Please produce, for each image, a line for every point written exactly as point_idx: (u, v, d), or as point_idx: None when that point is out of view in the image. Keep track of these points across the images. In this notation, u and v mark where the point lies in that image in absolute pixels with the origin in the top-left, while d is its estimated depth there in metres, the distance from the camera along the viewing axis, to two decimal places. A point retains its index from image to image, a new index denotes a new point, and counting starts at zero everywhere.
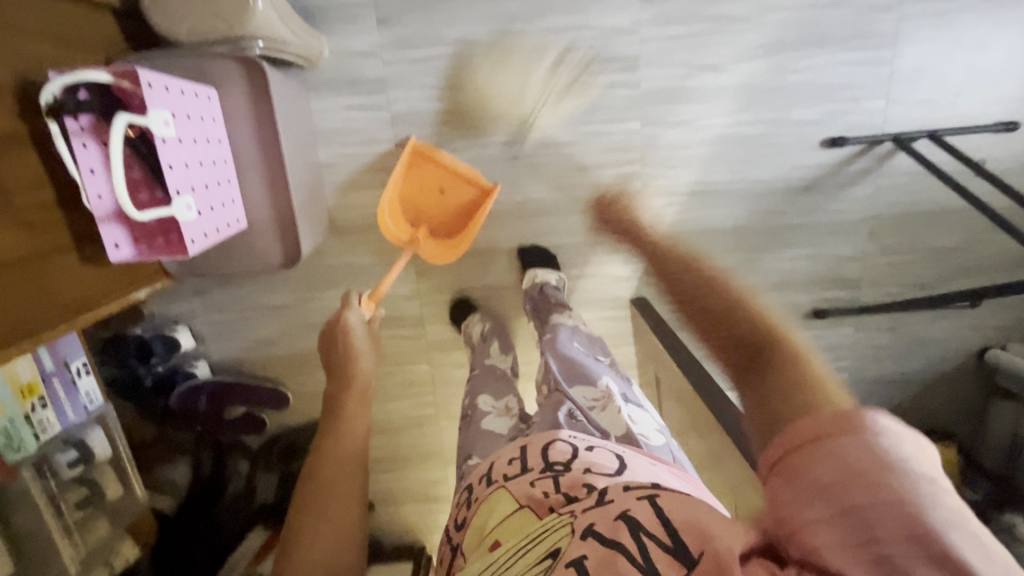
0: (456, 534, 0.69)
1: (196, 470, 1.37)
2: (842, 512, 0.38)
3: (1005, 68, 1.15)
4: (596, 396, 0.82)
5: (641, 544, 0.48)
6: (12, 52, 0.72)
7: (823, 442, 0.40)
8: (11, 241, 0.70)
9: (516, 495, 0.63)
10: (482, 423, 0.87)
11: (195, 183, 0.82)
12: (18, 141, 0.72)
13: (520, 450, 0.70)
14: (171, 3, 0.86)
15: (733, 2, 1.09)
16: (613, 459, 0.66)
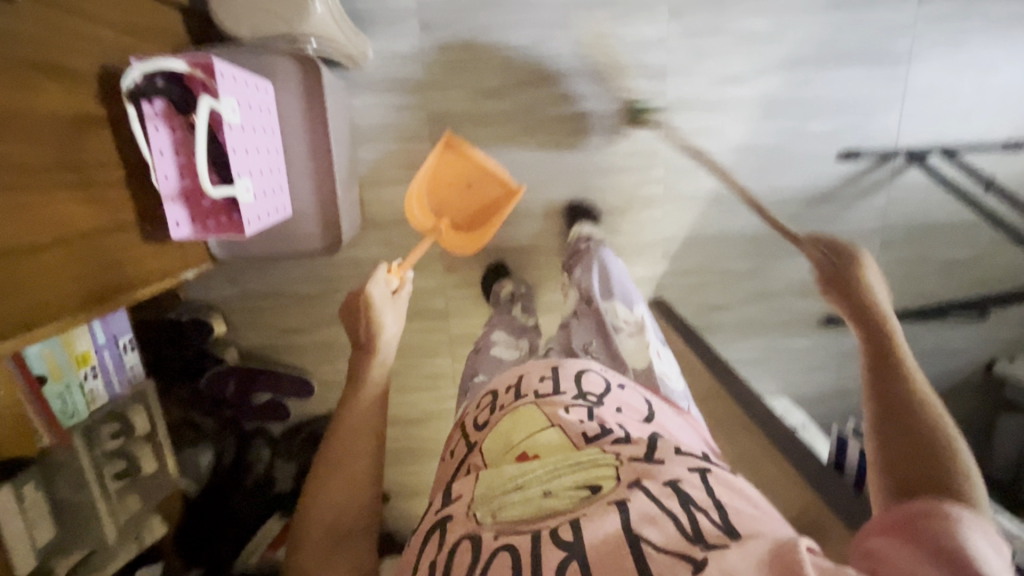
0: (474, 431, 0.70)
1: (220, 454, 1.38)
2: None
3: (1014, 89, 1.20)
4: (628, 320, 0.91)
5: (691, 516, 0.51)
6: (96, 41, 0.78)
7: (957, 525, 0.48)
8: (86, 214, 0.75)
9: (549, 414, 0.64)
10: (492, 351, 0.97)
11: (252, 168, 0.88)
12: (97, 123, 0.77)
13: (553, 369, 0.72)
14: (237, 4, 0.94)
15: (757, 19, 1.15)
16: (642, 403, 0.72)
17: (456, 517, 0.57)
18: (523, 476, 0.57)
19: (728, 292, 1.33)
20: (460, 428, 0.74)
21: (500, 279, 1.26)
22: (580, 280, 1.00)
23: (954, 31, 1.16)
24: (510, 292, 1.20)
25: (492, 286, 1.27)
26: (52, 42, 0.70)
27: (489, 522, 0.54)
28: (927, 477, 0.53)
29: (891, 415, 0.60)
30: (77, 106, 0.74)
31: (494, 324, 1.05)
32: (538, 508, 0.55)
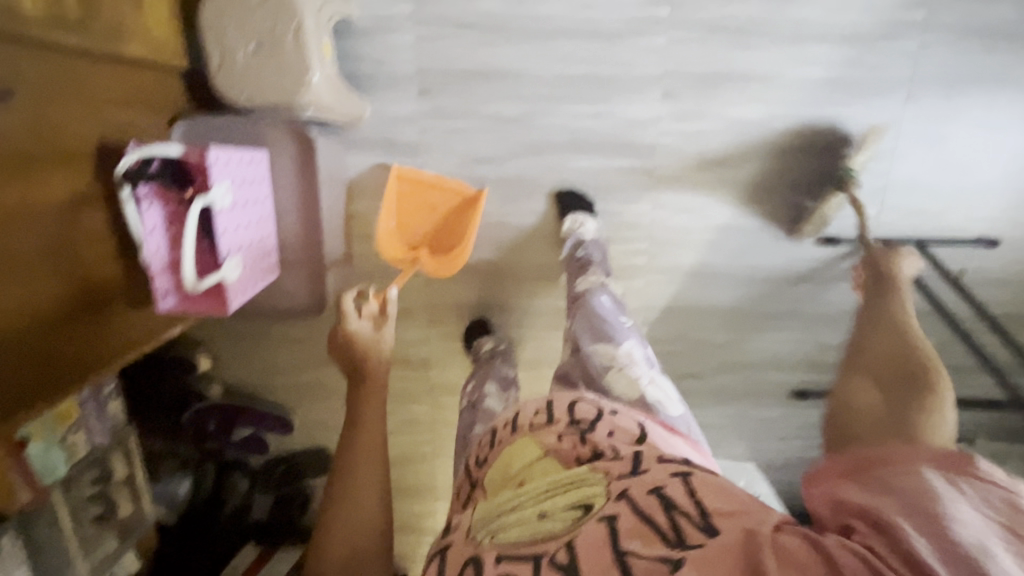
0: (477, 470, 0.76)
1: (198, 483, 1.43)
2: (910, 500, 0.49)
3: (992, 190, 1.23)
4: (618, 356, 0.95)
5: (673, 522, 0.54)
6: (95, 121, 0.80)
7: (917, 460, 0.53)
8: (69, 289, 0.78)
9: (543, 444, 0.69)
10: (481, 404, 1.03)
11: (240, 244, 0.91)
12: (89, 202, 0.80)
13: (546, 403, 0.76)
14: (235, 74, 0.95)
15: (747, 107, 1.18)
16: (634, 423, 0.72)
17: (456, 544, 0.62)
18: (516, 500, 0.61)
19: (703, 361, 1.36)
20: (466, 472, 0.79)
21: (479, 336, 1.27)
22: (570, 325, 1.04)
23: (938, 130, 1.20)
24: (490, 349, 1.21)
25: (473, 341, 1.28)
26: (51, 132, 0.73)
27: (487, 543, 0.59)
28: (915, 430, 0.59)
29: (889, 364, 0.81)
30: (70, 189, 0.77)
31: (483, 376, 1.12)
32: (533, 529, 0.58)
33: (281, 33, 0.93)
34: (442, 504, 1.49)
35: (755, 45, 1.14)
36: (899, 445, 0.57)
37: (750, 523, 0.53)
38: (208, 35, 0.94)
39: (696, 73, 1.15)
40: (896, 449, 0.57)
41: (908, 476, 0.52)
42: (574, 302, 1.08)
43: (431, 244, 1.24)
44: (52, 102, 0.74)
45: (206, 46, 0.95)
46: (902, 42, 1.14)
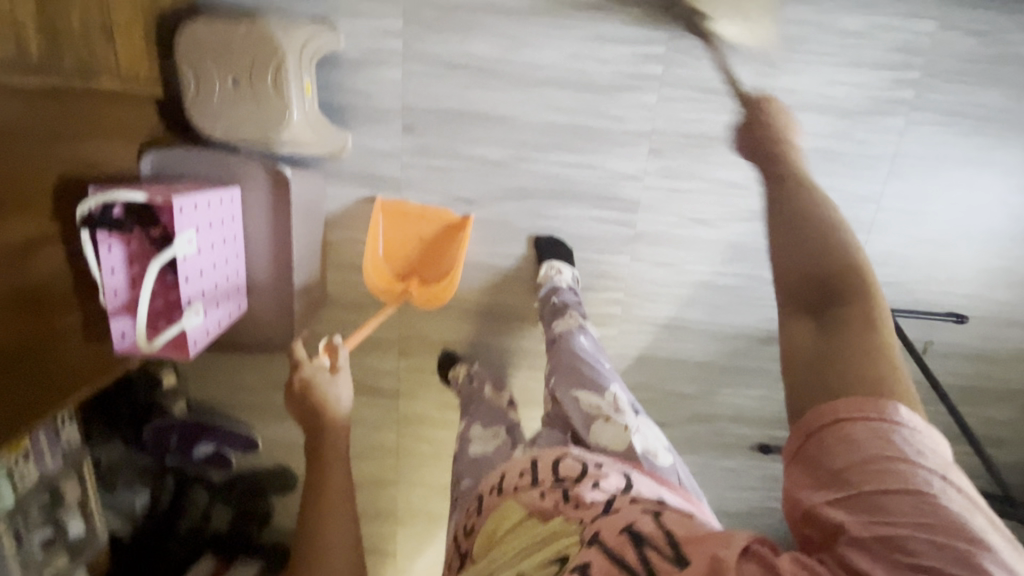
0: (465, 540, 0.69)
1: (156, 496, 1.41)
2: (846, 490, 0.45)
3: (965, 267, 1.25)
4: (602, 404, 0.88)
5: (643, 557, 0.48)
6: (54, 159, 0.78)
7: (846, 428, 0.46)
8: (23, 332, 0.76)
9: (527, 503, 0.62)
10: (470, 451, 0.94)
11: (204, 288, 0.89)
12: (46, 240, 0.79)
13: (530, 462, 0.70)
14: (212, 106, 0.93)
15: (733, 169, 1.18)
16: (620, 476, 0.65)
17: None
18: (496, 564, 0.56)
19: (670, 410, 1.38)
20: (457, 540, 0.72)
21: (454, 365, 1.25)
22: (550, 373, 0.98)
23: (916, 206, 1.21)
24: (467, 375, 1.18)
25: (449, 372, 1.26)
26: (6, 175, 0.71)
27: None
28: (835, 374, 0.49)
29: (802, 278, 0.56)
30: (24, 229, 0.75)
31: (471, 417, 1.03)
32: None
33: (261, 73, 0.91)
34: (403, 529, 1.50)
35: (745, 109, 1.13)
36: (821, 405, 0.48)
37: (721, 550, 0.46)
38: (185, 64, 0.91)
39: (684, 132, 1.15)
40: (818, 411, 0.48)
41: (837, 448, 0.46)
42: (552, 344, 1.05)
43: (419, 273, 1.25)
44: (9, 142, 0.72)
45: (182, 75, 0.92)
46: (890, 118, 1.14)
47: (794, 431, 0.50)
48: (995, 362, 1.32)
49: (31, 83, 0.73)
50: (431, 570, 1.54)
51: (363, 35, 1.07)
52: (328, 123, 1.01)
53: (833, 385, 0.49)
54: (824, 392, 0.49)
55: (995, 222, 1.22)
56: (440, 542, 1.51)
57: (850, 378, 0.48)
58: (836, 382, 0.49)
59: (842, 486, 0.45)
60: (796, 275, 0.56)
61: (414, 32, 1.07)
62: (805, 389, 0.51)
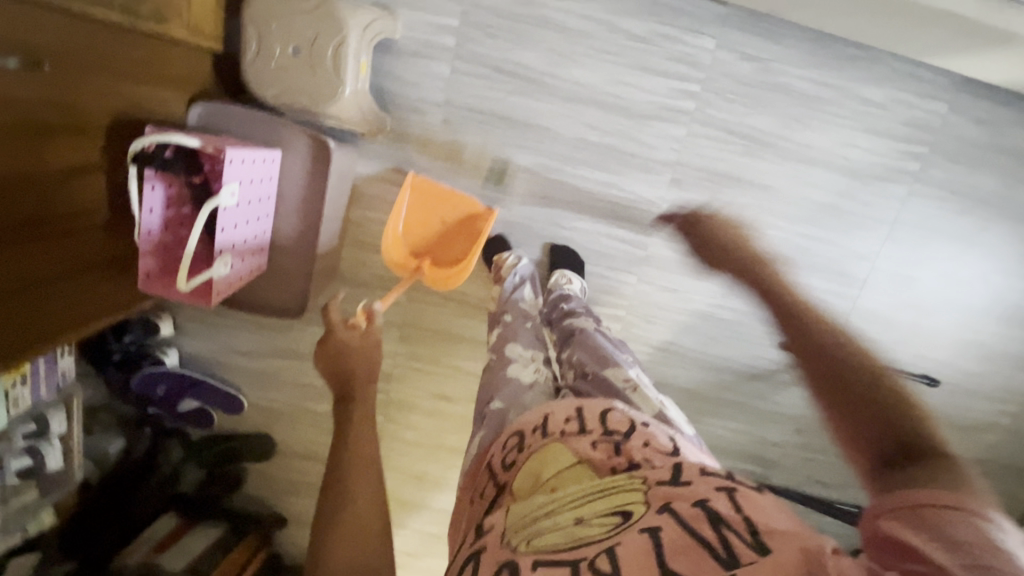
0: (502, 473, 0.73)
1: (130, 446, 1.40)
2: (971, 563, 0.42)
3: (944, 334, 1.33)
4: (626, 378, 0.88)
5: (721, 536, 0.51)
6: (111, 94, 0.80)
7: (959, 510, 0.46)
8: (48, 254, 0.77)
9: (577, 451, 0.67)
10: (507, 370, 0.92)
11: (235, 240, 0.91)
12: (90, 170, 0.80)
13: (577, 410, 0.74)
14: (269, 71, 0.96)
15: (745, 211, 1.24)
16: (668, 439, 0.71)
17: (490, 549, 0.59)
18: (549, 506, 0.60)
19: None
20: (489, 467, 0.76)
21: (501, 253, 1.24)
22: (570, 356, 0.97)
23: (907, 272, 1.29)
24: (512, 270, 1.17)
25: (491, 258, 1.24)
26: (70, 103, 0.73)
27: (524, 548, 0.56)
28: (916, 474, 0.51)
29: (839, 389, 0.58)
30: (70, 158, 0.76)
31: (508, 337, 1.01)
32: (570, 537, 0.56)
33: (321, 46, 0.95)
34: None
35: (765, 157, 1.21)
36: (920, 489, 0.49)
37: (808, 543, 0.49)
38: (251, 27, 0.94)
39: (706, 168, 1.21)
40: (923, 494, 0.48)
41: (959, 526, 0.45)
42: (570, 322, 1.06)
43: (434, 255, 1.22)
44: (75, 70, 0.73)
45: (245, 36, 0.95)
46: (895, 186, 1.22)
47: (891, 501, 0.50)
48: (957, 430, 1.40)
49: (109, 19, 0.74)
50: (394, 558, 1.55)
51: (420, 28, 1.12)
52: (373, 102, 1.03)
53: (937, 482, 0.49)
54: (919, 480, 0.50)
55: (976, 298, 1.30)
56: (406, 530, 1.52)
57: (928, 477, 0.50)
58: (925, 476, 0.50)
59: (955, 549, 0.44)
60: (846, 393, 0.58)
61: (468, 32, 1.12)
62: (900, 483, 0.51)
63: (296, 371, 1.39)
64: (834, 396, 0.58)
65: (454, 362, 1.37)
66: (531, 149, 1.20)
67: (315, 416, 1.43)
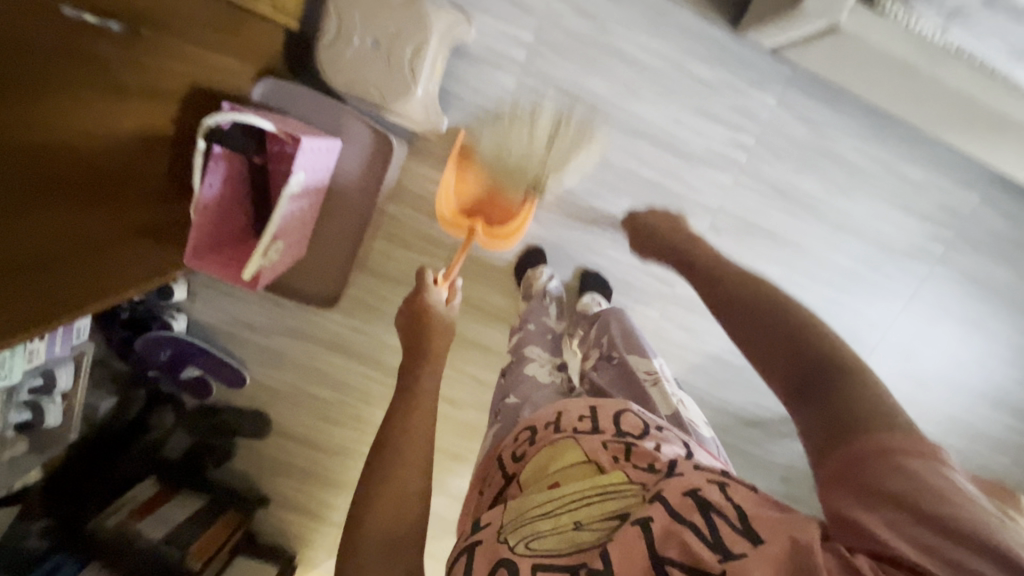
0: (512, 465, 0.72)
1: (124, 405, 1.39)
2: (908, 512, 0.44)
3: (935, 409, 1.40)
4: (650, 370, 0.90)
5: (710, 522, 0.50)
6: (185, 64, 0.81)
7: (894, 458, 0.47)
8: (101, 218, 0.76)
9: (590, 449, 0.64)
10: (525, 368, 0.94)
11: (289, 228, 0.90)
12: (148, 141, 0.81)
13: (591, 409, 0.72)
14: (342, 56, 0.94)
15: (773, 265, 1.27)
16: (682, 443, 0.69)
17: (485, 542, 0.59)
18: (550, 503, 0.59)
19: None
20: (499, 460, 0.75)
21: (535, 267, 1.25)
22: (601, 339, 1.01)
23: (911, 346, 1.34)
24: (542, 289, 1.18)
25: (525, 272, 1.25)
26: (139, 66, 0.77)
27: (520, 550, 0.55)
28: (839, 418, 0.52)
29: (780, 339, 0.59)
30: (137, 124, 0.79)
31: (528, 337, 1.03)
32: (568, 541, 0.55)
33: (400, 45, 0.93)
34: None
35: (802, 218, 1.24)
36: (846, 441, 0.50)
37: (799, 534, 0.47)
38: (333, 11, 0.92)
39: (743, 220, 1.24)
40: (846, 445, 0.50)
41: (888, 475, 0.46)
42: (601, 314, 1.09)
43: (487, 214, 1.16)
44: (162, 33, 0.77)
45: (325, 18, 0.93)
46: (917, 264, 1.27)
47: (826, 463, 0.51)
48: None
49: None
50: None
51: (493, 36, 1.11)
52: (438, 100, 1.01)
53: (869, 424, 0.50)
54: (845, 428, 0.51)
55: (972, 380, 1.37)
56: None
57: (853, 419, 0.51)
58: (850, 418, 0.51)
59: (886, 503, 0.45)
60: (782, 342, 0.59)
61: (540, 49, 1.11)
62: (834, 432, 0.52)
63: (305, 354, 1.36)
64: (771, 351, 0.60)
65: (466, 369, 1.37)
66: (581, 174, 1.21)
67: (316, 401, 1.41)
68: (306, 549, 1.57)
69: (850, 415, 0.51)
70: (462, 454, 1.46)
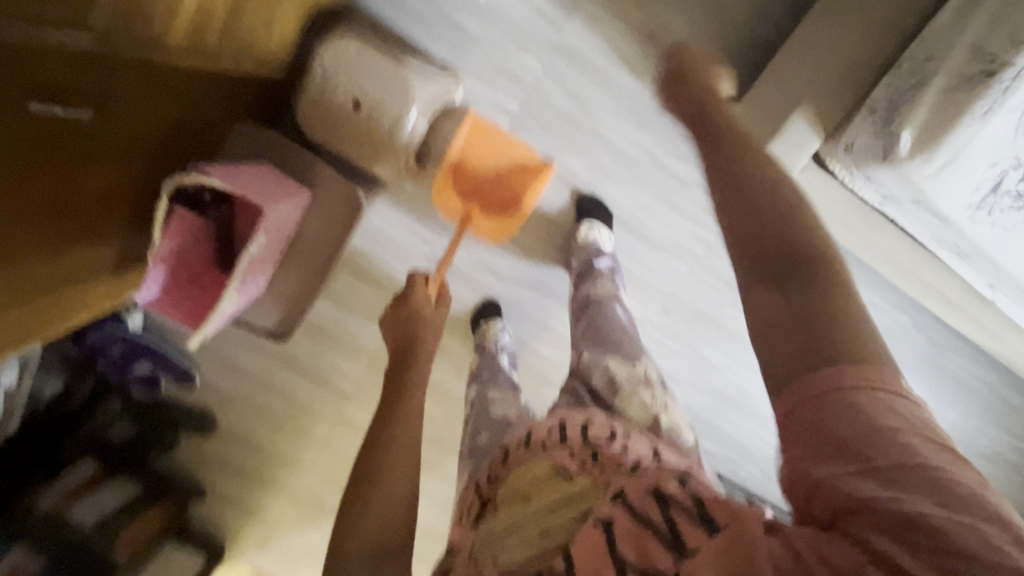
0: (487, 486, 0.70)
1: (68, 393, 1.34)
2: (868, 467, 0.42)
3: None
4: (630, 374, 0.84)
5: (669, 518, 0.47)
6: (190, 119, 0.84)
7: (852, 395, 0.44)
8: (69, 261, 0.71)
9: (555, 461, 0.62)
10: (491, 409, 0.96)
11: (247, 284, 0.93)
12: (131, 196, 0.80)
13: (559, 422, 0.67)
14: (325, 116, 0.97)
15: (716, 351, 1.33)
16: (648, 449, 0.64)
17: (467, 561, 0.60)
18: (517, 518, 0.58)
19: None
20: (476, 485, 0.73)
21: (488, 320, 1.26)
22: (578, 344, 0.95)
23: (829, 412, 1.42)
24: (495, 342, 1.20)
25: (480, 323, 1.27)
26: (156, 132, 0.78)
27: (493, 567, 0.56)
28: (805, 332, 0.49)
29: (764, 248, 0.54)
30: (133, 181, 0.79)
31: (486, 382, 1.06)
32: (534, 547, 0.55)
33: (384, 110, 0.95)
34: (291, 506, 1.56)
35: None
36: (810, 377, 0.46)
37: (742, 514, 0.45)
38: (319, 68, 0.94)
39: (695, 307, 1.29)
40: (813, 383, 0.46)
41: (841, 420, 0.43)
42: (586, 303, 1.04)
43: (485, 200, 1.14)
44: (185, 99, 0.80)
45: (310, 72, 0.95)
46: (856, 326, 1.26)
47: (783, 400, 0.47)
48: None
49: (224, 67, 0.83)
50: (301, 552, 1.62)
51: (480, 100, 1.12)
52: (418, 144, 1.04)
53: (832, 349, 0.46)
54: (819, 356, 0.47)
55: None
56: (319, 530, 1.58)
57: (823, 349, 0.47)
58: (826, 346, 0.47)
59: (859, 466, 0.42)
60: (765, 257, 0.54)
61: (524, 120, 1.14)
62: (791, 359, 0.48)
63: (257, 365, 1.40)
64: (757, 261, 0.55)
65: None
66: (548, 242, 1.25)
67: (262, 408, 1.45)
68: (236, 542, 1.63)
69: (805, 319, 0.49)
70: None
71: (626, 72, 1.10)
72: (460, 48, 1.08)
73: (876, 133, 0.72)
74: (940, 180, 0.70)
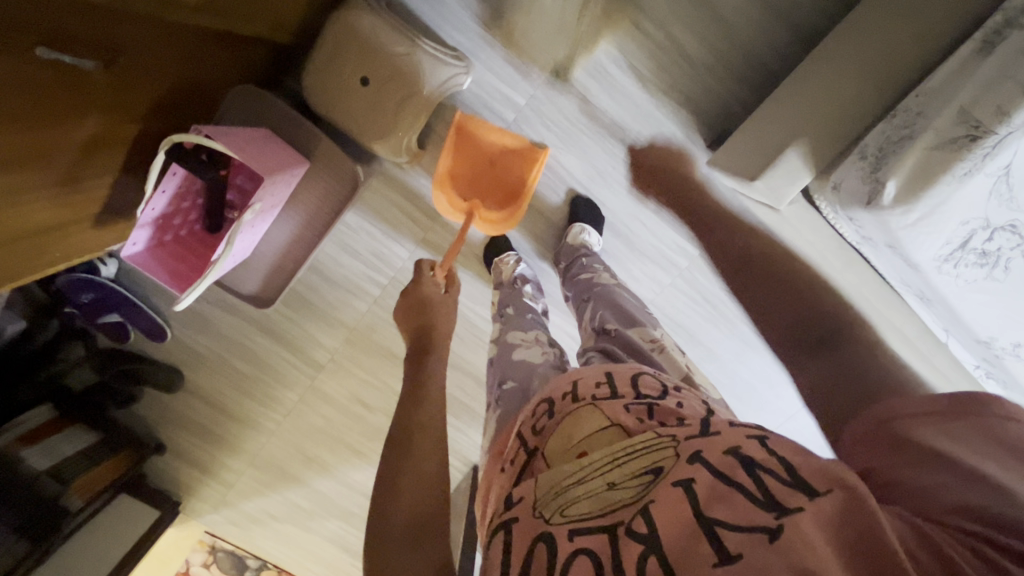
0: (530, 439, 0.63)
1: (32, 334, 1.32)
2: (978, 476, 0.39)
3: None
4: (653, 338, 0.81)
5: (759, 481, 0.43)
6: (176, 72, 0.79)
7: (948, 420, 0.43)
8: (33, 212, 0.66)
9: (614, 416, 0.57)
10: (513, 355, 0.85)
11: (237, 250, 0.92)
12: (119, 143, 0.77)
13: (606, 374, 0.64)
14: (330, 88, 0.96)
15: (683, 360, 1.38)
16: (699, 406, 0.60)
17: (520, 521, 0.51)
18: (578, 472, 0.52)
19: None
20: (516, 433, 0.65)
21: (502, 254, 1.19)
22: (596, 316, 0.90)
23: None
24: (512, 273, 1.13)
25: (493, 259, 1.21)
26: (138, 81, 0.72)
27: (557, 520, 0.49)
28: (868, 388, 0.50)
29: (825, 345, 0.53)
30: (111, 128, 0.73)
31: (510, 325, 0.95)
32: (603, 501, 0.49)
33: (390, 94, 0.95)
34: (252, 469, 1.56)
35: (718, 329, 1.34)
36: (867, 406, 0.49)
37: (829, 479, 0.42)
38: (330, 37, 0.93)
39: (669, 316, 1.32)
40: (895, 407, 0.46)
41: (940, 435, 0.43)
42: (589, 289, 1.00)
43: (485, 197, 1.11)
44: (171, 50, 0.75)
45: (320, 42, 0.95)
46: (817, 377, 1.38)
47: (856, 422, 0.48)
48: None
49: (212, 25, 0.78)
50: (256, 514, 1.63)
51: (488, 90, 1.12)
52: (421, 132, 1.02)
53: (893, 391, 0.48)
54: (869, 396, 0.49)
55: None
56: (277, 494, 1.59)
57: (884, 393, 0.49)
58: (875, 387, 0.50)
59: (953, 465, 0.41)
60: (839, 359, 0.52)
61: (529, 116, 1.14)
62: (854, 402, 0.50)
63: (232, 328, 1.38)
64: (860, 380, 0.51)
65: (384, 378, 1.43)
66: (539, 237, 1.27)
67: (231, 370, 1.43)
68: (189, 499, 1.62)
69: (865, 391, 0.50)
70: (360, 450, 1.53)
71: (633, 80, 1.11)
72: (474, 36, 1.07)
73: (866, 176, 0.80)
74: (917, 233, 0.78)
